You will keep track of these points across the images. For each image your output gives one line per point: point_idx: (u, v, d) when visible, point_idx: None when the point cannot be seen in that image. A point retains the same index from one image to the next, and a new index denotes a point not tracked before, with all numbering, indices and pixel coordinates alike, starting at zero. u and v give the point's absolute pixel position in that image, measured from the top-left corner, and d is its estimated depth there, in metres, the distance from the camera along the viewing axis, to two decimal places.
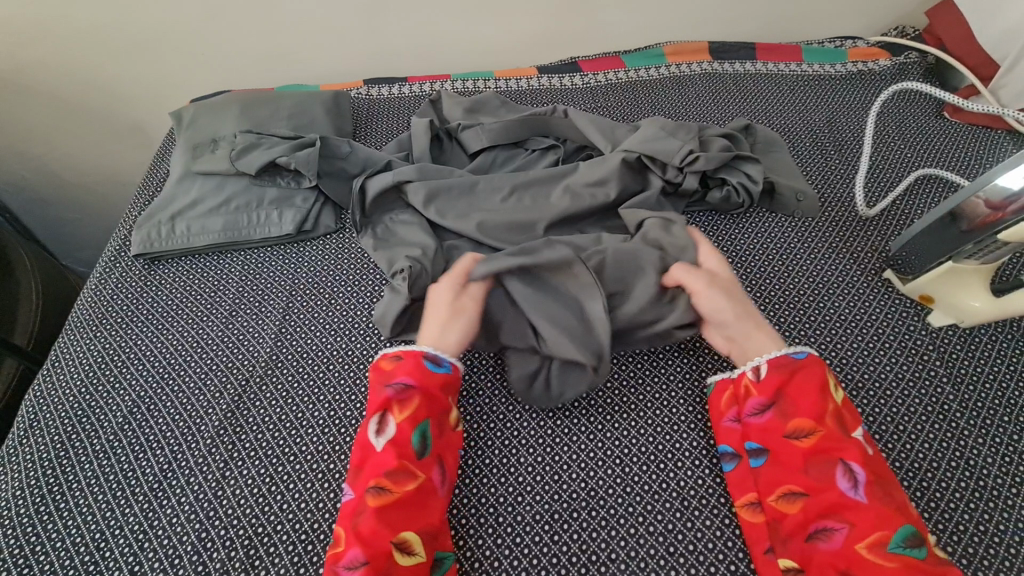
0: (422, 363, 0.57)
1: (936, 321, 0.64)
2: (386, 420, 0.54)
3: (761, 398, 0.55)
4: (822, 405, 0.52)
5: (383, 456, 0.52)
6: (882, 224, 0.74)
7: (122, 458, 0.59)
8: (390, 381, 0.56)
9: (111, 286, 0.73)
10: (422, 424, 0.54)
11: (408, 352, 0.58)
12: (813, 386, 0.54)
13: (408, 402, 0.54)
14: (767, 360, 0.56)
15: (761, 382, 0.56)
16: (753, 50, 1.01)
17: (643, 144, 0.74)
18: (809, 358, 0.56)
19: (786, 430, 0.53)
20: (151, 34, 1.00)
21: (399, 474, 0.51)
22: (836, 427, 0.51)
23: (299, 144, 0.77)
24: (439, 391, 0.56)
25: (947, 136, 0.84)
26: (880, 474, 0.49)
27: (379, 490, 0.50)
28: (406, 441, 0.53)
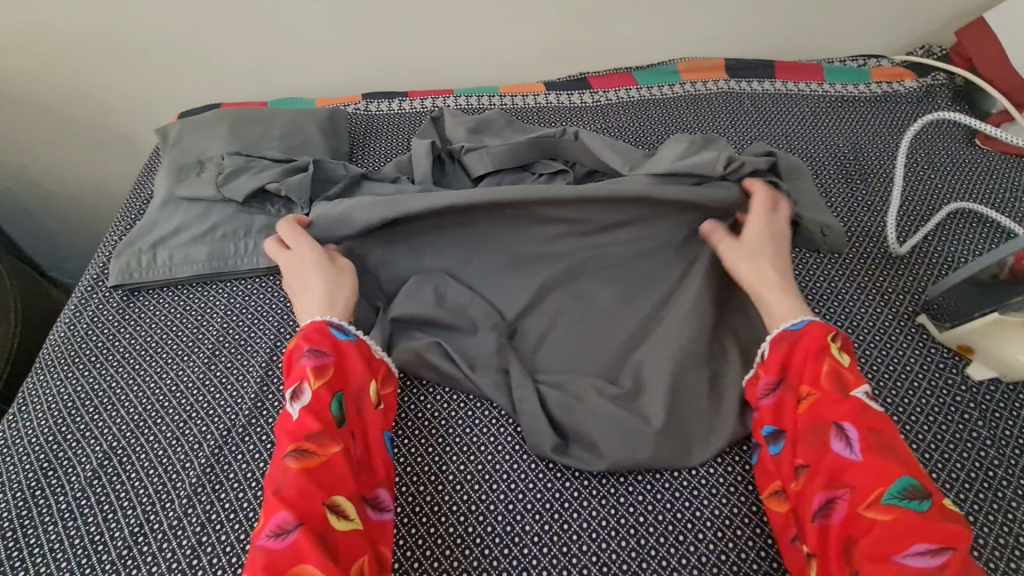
0: (326, 329, 0.57)
1: (975, 373, 0.59)
2: (300, 388, 0.52)
3: (768, 377, 0.55)
4: (818, 369, 0.52)
5: (303, 422, 0.50)
6: (915, 264, 0.69)
7: (90, 519, 0.54)
8: (299, 352, 0.55)
9: (86, 320, 0.68)
10: (338, 393, 0.54)
11: (309, 322, 0.58)
12: (812, 353, 0.53)
13: (324, 369, 0.54)
14: (772, 337, 0.56)
15: (766, 360, 0.55)
16: (771, 69, 0.96)
17: (673, 163, 0.67)
18: (810, 326, 0.55)
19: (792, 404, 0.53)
20: (139, 42, 0.95)
21: (322, 437, 0.50)
22: (834, 389, 0.50)
23: (290, 168, 0.72)
24: (352, 359, 0.56)
25: (979, 165, 0.79)
26: (875, 432, 0.48)
27: (303, 452, 0.49)
28: (324, 408, 0.52)
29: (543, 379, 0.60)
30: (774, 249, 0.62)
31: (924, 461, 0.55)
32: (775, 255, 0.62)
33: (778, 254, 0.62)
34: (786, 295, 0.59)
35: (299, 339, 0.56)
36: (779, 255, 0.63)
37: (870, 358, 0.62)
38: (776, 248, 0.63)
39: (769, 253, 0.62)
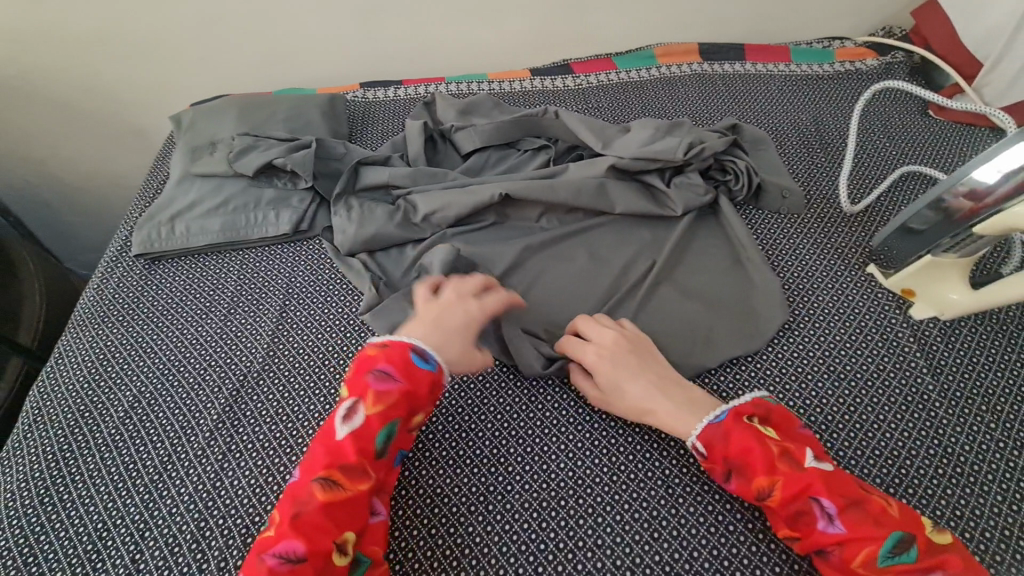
0: (406, 355, 0.55)
1: (917, 313, 0.66)
2: (356, 410, 0.52)
3: (717, 469, 0.52)
4: (766, 453, 0.50)
5: (344, 446, 0.50)
6: (866, 221, 0.75)
7: (124, 451, 0.61)
8: (372, 369, 0.54)
9: (112, 286, 0.75)
10: (390, 424, 0.52)
11: (394, 341, 0.56)
12: (753, 436, 0.51)
13: (385, 398, 0.52)
14: (699, 436, 0.53)
15: (709, 456, 0.52)
16: (742, 51, 1.03)
17: (642, 146, 0.76)
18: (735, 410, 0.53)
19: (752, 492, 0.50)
20: (151, 39, 1.02)
21: (353, 470, 0.50)
22: (790, 466, 0.49)
23: (295, 146, 0.79)
24: (422, 389, 0.54)
25: (931, 133, 0.86)
26: (845, 492, 0.47)
27: (330, 481, 0.49)
28: (370, 437, 0.51)
29: (527, 325, 0.67)
30: (624, 362, 0.59)
31: (866, 389, 0.61)
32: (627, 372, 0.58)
33: (632, 364, 0.59)
34: (664, 409, 0.56)
35: (380, 353, 0.55)
36: (630, 362, 0.59)
37: (822, 303, 0.68)
38: (625, 358, 0.59)
39: (622, 376, 0.58)
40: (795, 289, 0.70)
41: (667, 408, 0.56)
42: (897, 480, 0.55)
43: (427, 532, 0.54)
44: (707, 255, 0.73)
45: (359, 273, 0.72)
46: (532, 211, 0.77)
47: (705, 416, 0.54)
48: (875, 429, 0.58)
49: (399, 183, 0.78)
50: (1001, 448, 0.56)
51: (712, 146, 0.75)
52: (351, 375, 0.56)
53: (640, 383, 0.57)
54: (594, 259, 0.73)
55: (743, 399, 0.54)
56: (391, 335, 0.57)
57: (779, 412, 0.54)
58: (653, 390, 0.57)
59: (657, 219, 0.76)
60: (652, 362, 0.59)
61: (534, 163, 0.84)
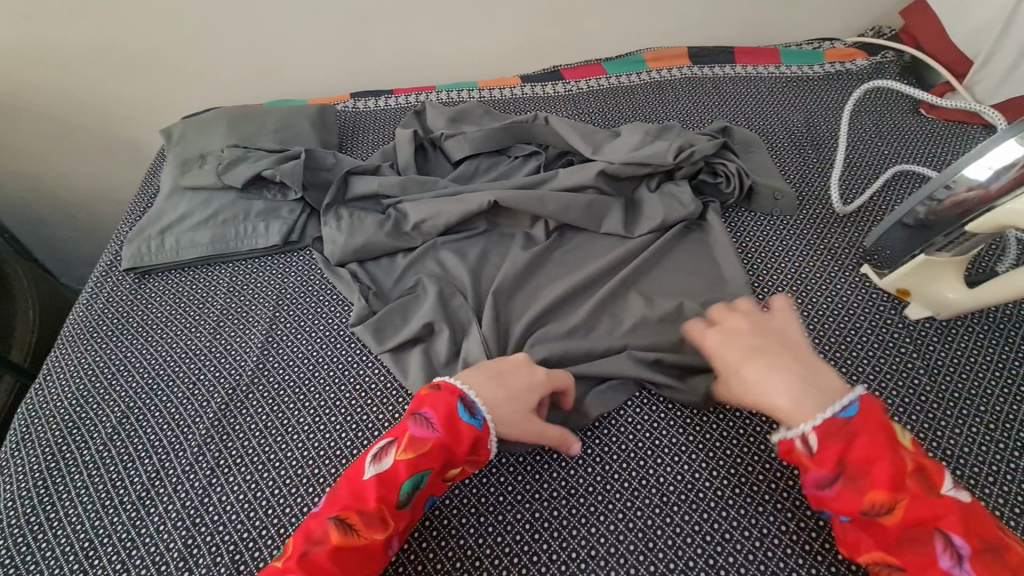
0: (453, 405, 0.54)
1: (913, 313, 0.65)
2: (389, 453, 0.51)
3: (823, 473, 0.47)
4: (896, 468, 0.45)
5: (367, 489, 0.49)
6: (860, 221, 0.74)
7: (112, 468, 0.60)
8: (417, 412, 0.53)
9: (102, 300, 0.74)
10: (420, 474, 0.50)
11: (446, 387, 0.56)
12: (880, 447, 0.46)
13: (419, 446, 0.51)
14: (815, 428, 0.48)
15: (819, 455, 0.47)
16: (732, 54, 1.03)
17: (633, 151, 0.76)
18: (863, 412, 0.48)
19: (863, 506, 0.45)
20: (142, 53, 1.02)
21: (372, 516, 0.48)
22: (920, 490, 0.44)
23: (284, 157, 0.78)
24: (464, 443, 0.52)
25: (923, 131, 0.85)
26: (983, 536, 0.42)
27: (347, 524, 0.48)
28: (395, 484, 0.50)
29: (519, 333, 0.66)
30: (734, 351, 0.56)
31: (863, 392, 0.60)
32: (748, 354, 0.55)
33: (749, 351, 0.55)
34: (780, 394, 0.51)
35: (431, 396, 0.55)
36: (751, 345, 0.56)
37: (815, 305, 0.68)
38: (751, 348, 0.55)
39: (739, 361, 0.55)
40: (790, 292, 0.69)
41: (782, 395, 0.51)
42: None
43: (419, 546, 0.54)
44: (699, 258, 0.72)
45: (348, 283, 0.71)
46: (522, 218, 0.77)
47: (833, 404, 0.48)
48: None
49: (389, 192, 0.78)
50: (1001, 449, 0.55)
51: (702, 149, 0.75)
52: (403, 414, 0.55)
53: (760, 366, 0.53)
54: (585, 264, 0.72)
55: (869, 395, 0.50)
56: (448, 380, 0.57)
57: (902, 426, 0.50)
58: (767, 377, 0.53)
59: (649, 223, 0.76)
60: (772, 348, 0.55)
61: (525, 170, 0.83)
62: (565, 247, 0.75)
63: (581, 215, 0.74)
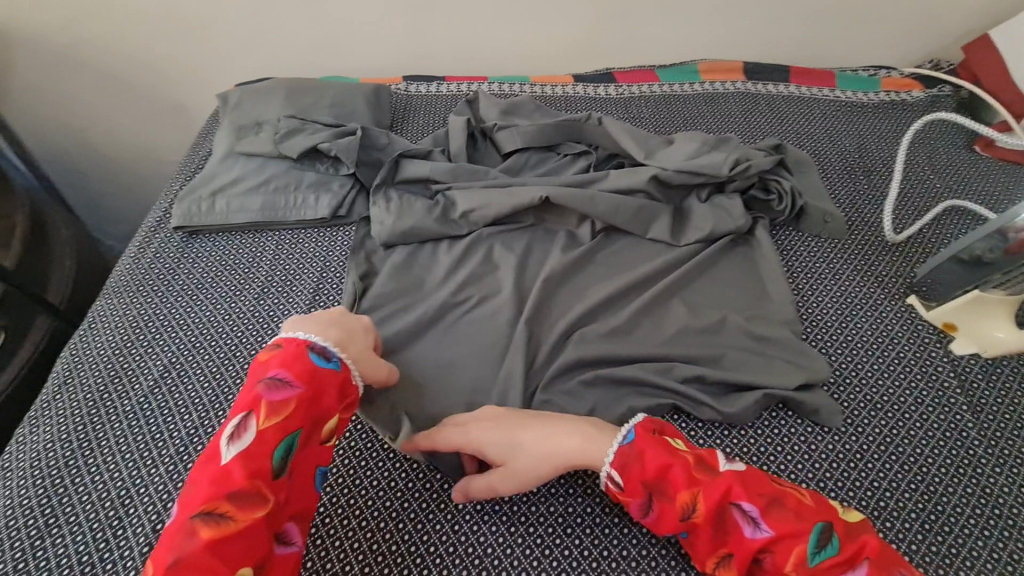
0: (298, 361, 0.51)
1: (958, 349, 0.64)
2: (245, 425, 0.47)
3: (637, 499, 0.49)
4: (680, 466, 0.48)
5: (231, 470, 0.45)
6: (909, 251, 0.74)
7: (152, 420, 0.61)
8: (264, 379, 0.50)
9: (149, 255, 0.75)
10: (290, 436, 0.48)
11: (288, 342, 0.53)
12: (660, 452, 0.49)
13: (279, 407, 0.48)
14: (613, 464, 0.50)
15: (625, 486, 0.49)
16: (786, 73, 1.02)
17: (688, 160, 0.76)
18: (639, 435, 0.51)
19: (677, 513, 0.47)
20: (202, 19, 1.04)
21: (245, 495, 0.44)
22: (703, 475, 0.48)
23: (340, 132, 0.79)
24: (325, 392, 0.51)
25: (978, 168, 0.85)
26: (763, 491, 0.47)
27: (218, 514, 0.42)
28: (264, 454, 0.46)
29: (561, 329, 0.66)
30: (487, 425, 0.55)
31: (903, 421, 0.60)
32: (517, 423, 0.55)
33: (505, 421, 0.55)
34: (570, 440, 0.53)
35: (271, 360, 0.52)
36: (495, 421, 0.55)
37: (860, 331, 0.67)
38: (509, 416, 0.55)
39: (511, 433, 0.54)
40: (835, 316, 0.68)
41: (571, 436, 0.53)
42: (934, 517, 0.54)
43: (450, 528, 0.53)
44: (746, 273, 0.72)
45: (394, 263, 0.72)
46: (570, 216, 0.77)
47: (612, 439, 0.52)
48: (912, 462, 0.57)
49: (440, 178, 0.78)
50: None
51: (758, 164, 0.75)
52: (241, 392, 0.50)
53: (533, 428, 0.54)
54: (631, 269, 0.72)
55: (641, 416, 0.53)
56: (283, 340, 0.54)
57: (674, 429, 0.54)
58: (545, 435, 0.53)
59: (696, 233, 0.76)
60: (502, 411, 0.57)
61: (574, 169, 0.83)
62: (610, 249, 0.75)
63: (630, 219, 0.74)
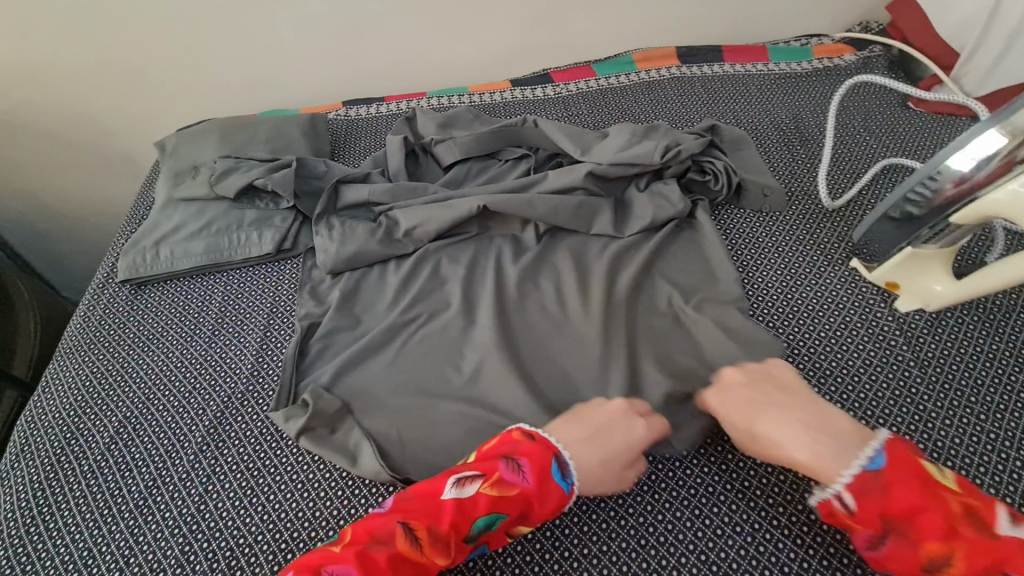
0: (552, 464, 0.52)
1: (902, 306, 0.65)
2: (474, 481, 0.50)
3: (870, 532, 0.45)
4: (944, 517, 0.43)
5: (443, 510, 0.48)
6: (848, 215, 0.75)
7: (110, 478, 0.61)
8: (513, 454, 0.52)
9: (99, 311, 0.75)
10: (496, 516, 0.49)
11: (544, 438, 0.54)
12: (920, 494, 0.44)
13: (507, 489, 0.49)
14: (847, 486, 0.47)
15: (859, 513, 0.46)
16: (720, 53, 1.03)
17: (621, 152, 0.76)
18: (892, 466, 0.46)
19: (922, 559, 0.43)
20: (137, 69, 1.04)
21: (442, 543, 0.47)
22: (976, 534, 0.42)
23: (276, 166, 0.79)
24: (546, 502, 0.51)
25: (911, 125, 0.86)
26: None
27: (414, 536, 0.47)
28: (472, 518, 0.48)
29: (512, 335, 0.66)
30: (746, 404, 0.55)
31: (853, 386, 0.60)
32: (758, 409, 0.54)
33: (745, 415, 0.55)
34: (799, 445, 0.50)
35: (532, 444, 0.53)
36: (757, 398, 0.55)
37: (805, 301, 0.68)
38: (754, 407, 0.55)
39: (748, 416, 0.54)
40: (780, 289, 0.69)
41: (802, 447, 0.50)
42: None
43: None
44: (691, 257, 0.72)
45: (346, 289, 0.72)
46: (512, 222, 0.77)
47: (856, 458, 0.48)
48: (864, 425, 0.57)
49: (379, 200, 0.78)
50: (992, 440, 0.55)
51: (689, 148, 0.75)
52: (492, 446, 0.53)
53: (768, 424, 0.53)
54: (577, 265, 0.72)
55: (889, 436, 0.48)
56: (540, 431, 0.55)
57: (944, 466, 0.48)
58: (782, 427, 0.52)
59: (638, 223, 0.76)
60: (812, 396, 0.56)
61: (514, 173, 0.84)
62: (556, 249, 0.76)
63: (570, 217, 0.75)
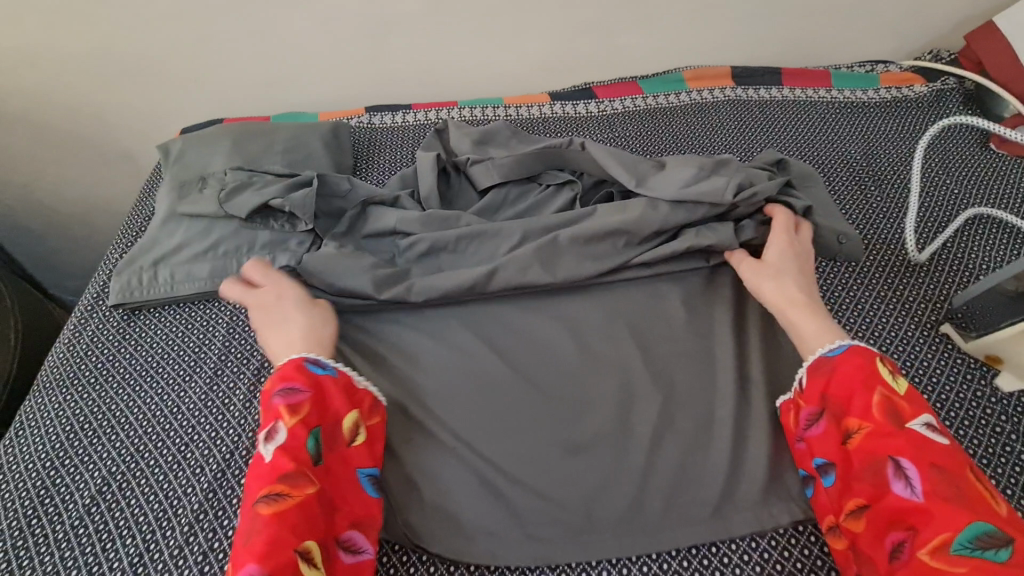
0: (301, 366, 0.53)
1: (1005, 386, 0.57)
2: (276, 427, 0.49)
3: (810, 408, 0.51)
4: (864, 400, 0.47)
5: (275, 462, 0.47)
6: (936, 271, 0.67)
7: (88, 550, 0.51)
8: (278, 389, 0.51)
9: (86, 340, 0.66)
10: (315, 430, 0.49)
11: (289, 359, 0.54)
12: (858, 381, 0.49)
13: (300, 406, 0.50)
14: (807, 366, 0.53)
15: (806, 392, 0.52)
16: (778, 76, 0.95)
17: (686, 189, 0.67)
18: (848, 351, 0.51)
19: (839, 436, 0.48)
20: (142, 59, 0.94)
21: (295, 477, 0.46)
22: (886, 420, 0.46)
23: (294, 183, 0.70)
24: (333, 395, 0.52)
25: (995, 169, 0.78)
26: (943, 468, 0.43)
27: (274, 495, 0.45)
28: (298, 447, 0.48)
29: (559, 396, 0.58)
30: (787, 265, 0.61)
31: None
32: (794, 272, 0.60)
33: (789, 266, 0.61)
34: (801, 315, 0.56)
35: (277, 373, 0.53)
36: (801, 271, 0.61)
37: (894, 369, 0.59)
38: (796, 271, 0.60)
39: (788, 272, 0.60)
40: None
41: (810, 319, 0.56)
42: None
43: None
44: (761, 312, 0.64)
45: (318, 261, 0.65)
46: None
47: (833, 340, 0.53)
48: None
49: (408, 229, 0.70)
50: None
51: (765, 190, 0.67)
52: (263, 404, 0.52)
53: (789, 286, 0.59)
54: (631, 316, 0.64)
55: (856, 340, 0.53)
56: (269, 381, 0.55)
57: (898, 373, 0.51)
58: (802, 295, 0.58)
59: (699, 270, 0.68)
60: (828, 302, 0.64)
61: (558, 202, 0.75)
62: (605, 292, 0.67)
63: (626, 260, 0.67)
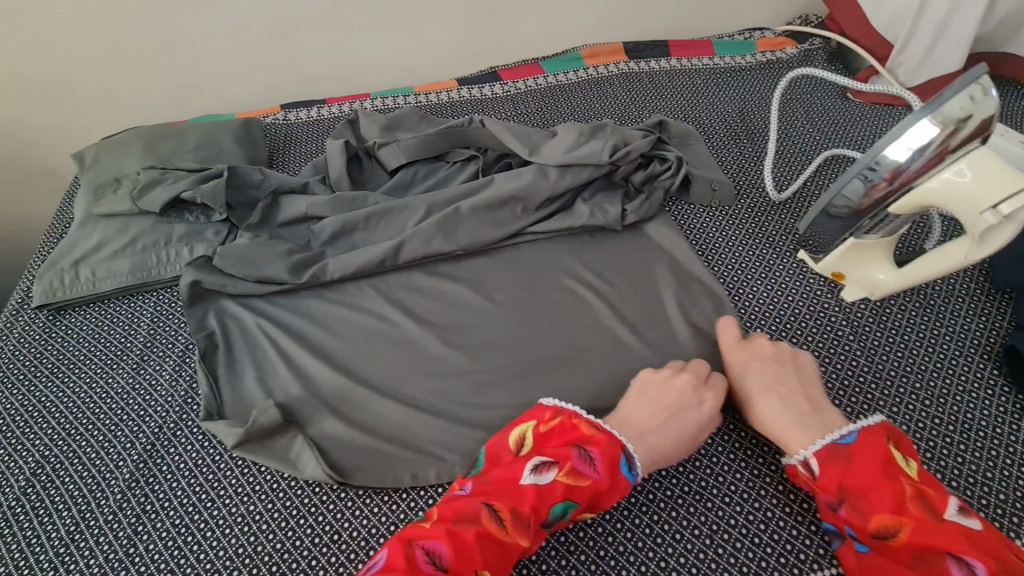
0: (621, 452, 0.50)
1: (849, 296, 0.66)
2: (550, 467, 0.48)
3: (828, 495, 0.47)
4: (895, 492, 0.44)
5: (525, 492, 0.47)
6: (794, 207, 0.76)
7: (25, 526, 0.55)
8: (581, 444, 0.50)
9: (12, 341, 0.69)
10: (569, 501, 0.48)
11: (610, 430, 0.52)
12: (884, 472, 0.45)
13: (581, 475, 0.48)
14: (814, 453, 0.49)
15: (819, 479, 0.48)
16: (666, 48, 1.03)
17: (569, 154, 0.74)
18: (861, 439, 0.48)
19: (869, 528, 0.44)
20: (52, 74, 0.96)
21: (524, 521, 0.46)
22: (927, 514, 0.42)
23: (204, 177, 0.75)
24: (617, 490, 0.49)
25: (851, 116, 0.87)
26: (999, 561, 0.40)
27: (497, 516, 0.46)
28: (550, 503, 0.47)
29: (463, 346, 0.64)
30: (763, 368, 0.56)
31: None
32: (772, 376, 0.55)
33: (776, 364, 0.56)
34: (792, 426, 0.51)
35: (598, 433, 0.51)
36: (775, 368, 0.56)
37: (756, 294, 0.68)
38: (774, 373, 0.55)
39: (765, 377, 0.55)
40: (732, 282, 0.69)
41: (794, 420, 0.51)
42: None
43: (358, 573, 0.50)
44: (644, 256, 0.71)
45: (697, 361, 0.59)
46: None
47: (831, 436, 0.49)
48: None
49: (319, 213, 0.74)
50: (937, 424, 0.56)
51: (638, 147, 0.74)
52: (554, 432, 0.51)
53: (774, 394, 0.53)
54: (528, 272, 0.71)
55: (874, 420, 0.49)
56: (563, 406, 0.54)
57: (911, 452, 0.48)
58: (785, 401, 0.53)
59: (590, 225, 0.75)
60: (796, 359, 0.57)
61: (463, 176, 0.81)
62: (505, 252, 0.73)
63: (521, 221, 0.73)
